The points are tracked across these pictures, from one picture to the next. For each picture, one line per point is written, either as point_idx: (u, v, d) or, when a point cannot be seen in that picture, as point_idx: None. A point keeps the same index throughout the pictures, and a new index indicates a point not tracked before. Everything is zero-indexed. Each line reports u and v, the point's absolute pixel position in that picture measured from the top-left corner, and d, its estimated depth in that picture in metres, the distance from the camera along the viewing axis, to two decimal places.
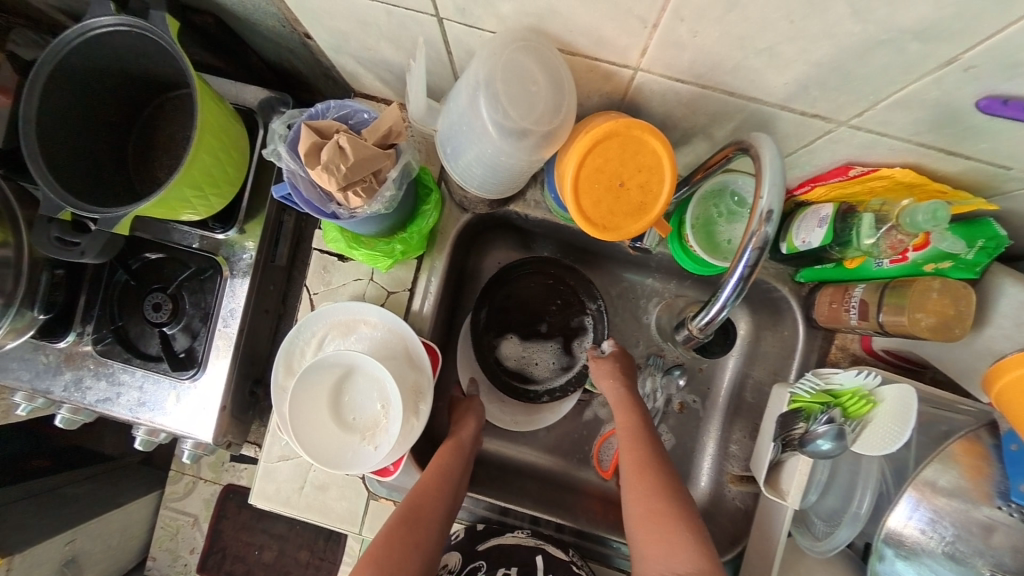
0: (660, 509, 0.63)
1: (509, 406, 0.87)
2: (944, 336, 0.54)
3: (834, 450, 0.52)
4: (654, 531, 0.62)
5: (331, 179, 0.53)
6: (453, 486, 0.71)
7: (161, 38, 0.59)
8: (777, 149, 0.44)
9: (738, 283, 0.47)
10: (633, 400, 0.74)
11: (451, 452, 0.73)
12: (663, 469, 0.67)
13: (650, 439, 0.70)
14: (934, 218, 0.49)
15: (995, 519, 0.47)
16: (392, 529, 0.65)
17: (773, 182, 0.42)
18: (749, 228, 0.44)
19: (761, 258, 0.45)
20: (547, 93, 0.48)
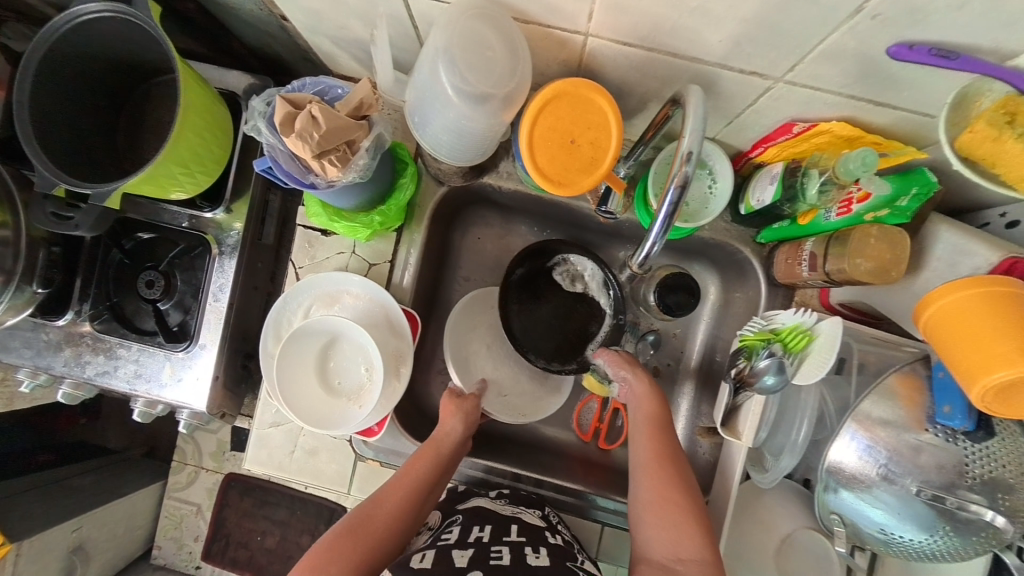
0: (673, 499, 0.62)
1: (512, 401, 0.88)
2: (883, 280, 0.58)
3: (778, 384, 0.56)
4: (665, 508, 0.62)
5: (305, 146, 0.57)
6: (418, 504, 0.68)
7: (144, 22, 0.63)
8: (703, 99, 0.47)
9: (665, 220, 0.49)
10: (654, 395, 0.73)
11: (425, 464, 0.71)
12: (678, 462, 0.66)
13: (669, 434, 0.69)
14: (864, 165, 0.53)
15: (924, 442, 0.51)
16: (338, 542, 0.61)
17: (696, 127, 0.46)
18: (672, 168, 0.46)
19: (683, 197, 0.47)
20: (503, 58, 0.51)
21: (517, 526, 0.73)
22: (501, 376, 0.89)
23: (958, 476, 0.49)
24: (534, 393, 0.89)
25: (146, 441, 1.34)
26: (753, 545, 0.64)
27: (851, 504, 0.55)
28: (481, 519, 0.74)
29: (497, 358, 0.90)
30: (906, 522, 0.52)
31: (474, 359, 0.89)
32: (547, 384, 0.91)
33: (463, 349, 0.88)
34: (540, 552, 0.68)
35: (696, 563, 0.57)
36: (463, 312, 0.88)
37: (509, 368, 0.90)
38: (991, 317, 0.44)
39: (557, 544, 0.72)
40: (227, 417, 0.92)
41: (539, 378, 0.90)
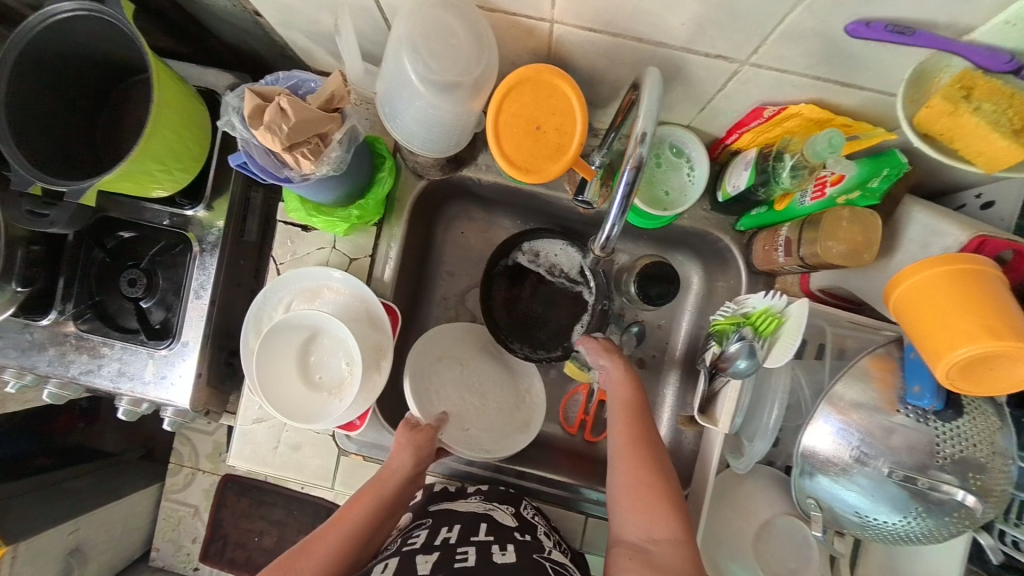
0: (647, 483, 0.62)
1: (473, 436, 0.83)
2: (856, 262, 0.58)
3: (750, 368, 0.56)
4: (640, 490, 0.62)
5: (274, 139, 0.57)
6: (352, 552, 0.67)
7: (117, 20, 0.63)
8: (660, 82, 0.47)
9: (621, 202, 0.49)
10: (630, 383, 0.73)
11: (364, 508, 0.69)
12: (652, 446, 0.66)
13: (643, 421, 0.69)
14: (831, 146, 0.53)
15: (896, 423, 0.51)
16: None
17: (648, 110, 0.46)
18: (626, 150, 0.47)
19: (639, 178, 0.48)
20: (467, 45, 0.52)
21: (485, 526, 0.71)
22: (465, 409, 0.85)
23: (929, 456, 0.50)
24: (500, 429, 0.85)
25: (143, 444, 1.34)
26: (733, 531, 0.64)
27: (827, 489, 0.54)
28: (450, 519, 0.73)
29: (462, 391, 0.86)
30: (880, 504, 0.52)
31: (435, 393, 0.83)
32: (513, 420, 0.87)
33: (425, 381, 0.83)
34: (507, 549, 0.67)
35: (669, 544, 0.58)
36: (422, 347, 0.84)
37: (474, 401, 0.86)
38: (955, 292, 0.45)
39: (525, 539, 0.71)
40: (213, 414, 0.92)
41: (505, 414, 0.86)
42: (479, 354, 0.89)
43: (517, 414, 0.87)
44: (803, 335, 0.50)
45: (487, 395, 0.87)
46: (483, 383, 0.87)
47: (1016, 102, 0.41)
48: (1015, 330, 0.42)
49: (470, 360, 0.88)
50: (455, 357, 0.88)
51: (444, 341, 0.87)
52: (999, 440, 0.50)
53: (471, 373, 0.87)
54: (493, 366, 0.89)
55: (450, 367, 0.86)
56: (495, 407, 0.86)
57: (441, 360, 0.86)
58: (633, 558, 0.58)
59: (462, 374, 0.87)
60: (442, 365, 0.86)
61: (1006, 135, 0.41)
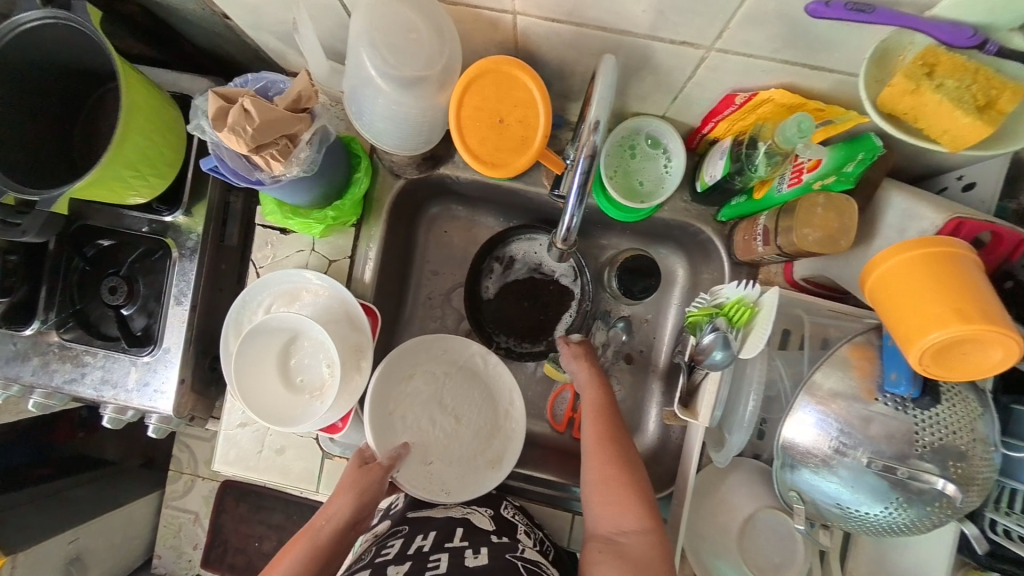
0: (616, 475, 0.63)
1: (437, 472, 0.80)
2: (832, 249, 0.56)
3: (726, 360, 0.54)
4: (608, 482, 0.63)
5: (240, 141, 0.56)
6: None
7: (86, 28, 0.62)
8: (615, 69, 0.47)
9: (579, 192, 0.49)
10: (600, 383, 0.73)
11: (296, 558, 0.65)
12: (621, 438, 0.67)
13: (612, 416, 0.70)
14: (801, 131, 0.52)
15: (875, 411, 0.50)
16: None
17: (603, 97, 0.45)
18: (582, 139, 0.47)
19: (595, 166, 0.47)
20: (428, 39, 0.51)
21: (462, 531, 0.71)
22: (431, 441, 0.82)
23: (908, 445, 0.49)
24: (467, 465, 0.81)
25: (142, 453, 1.34)
26: (716, 524, 0.63)
27: (806, 480, 0.54)
28: (426, 528, 0.72)
29: (429, 420, 0.83)
30: (861, 495, 0.51)
31: (401, 419, 0.81)
32: (484, 454, 0.82)
33: (388, 409, 0.80)
34: (480, 552, 0.65)
35: (637, 535, 0.58)
36: (389, 372, 0.81)
37: (444, 430, 0.83)
38: (928, 276, 0.44)
39: (501, 541, 0.69)
40: (199, 420, 0.92)
41: (475, 447, 0.82)
42: (455, 379, 0.85)
43: (487, 447, 0.83)
44: (773, 321, 0.49)
45: (457, 426, 0.83)
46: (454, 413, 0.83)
47: (979, 79, 0.40)
48: (984, 312, 0.41)
49: (444, 384, 0.85)
50: (430, 375, 0.85)
51: (419, 362, 0.84)
52: (979, 427, 0.49)
53: (444, 397, 0.84)
54: (468, 391, 0.85)
55: (422, 392, 0.84)
56: (463, 440, 0.83)
57: (413, 383, 0.83)
58: (604, 550, 0.58)
59: (432, 401, 0.84)
60: (415, 385, 0.84)
61: (969, 112, 0.40)
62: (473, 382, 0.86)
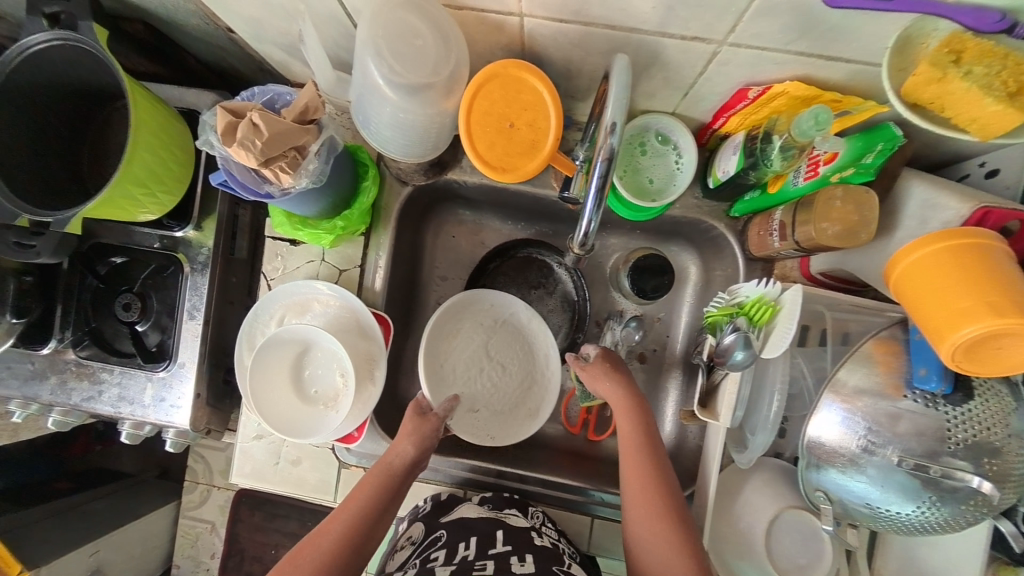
0: (660, 520, 0.62)
1: (481, 420, 0.82)
2: (851, 242, 0.55)
3: (748, 359, 0.52)
4: (655, 530, 0.62)
5: (249, 155, 0.56)
6: (355, 544, 0.62)
7: (93, 48, 0.63)
8: (628, 68, 0.45)
9: (596, 197, 0.48)
10: (632, 405, 0.70)
11: (365, 494, 0.66)
12: (663, 474, 0.65)
13: (649, 443, 0.67)
14: (817, 123, 0.51)
15: (901, 408, 0.49)
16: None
17: (617, 97, 0.44)
18: (597, 141, 0.45)
19: (612, 169, 0.46)
20: (433, 45, 0.50)
21: (502, 533, 0.73)
22: (476, 391, 0.83)
23: (940, 442, 0.47)
24: (508, 415, 0.83)
25: (158, 464, 1.35)
26: (739, 527, 0.63)
27: (832, 479, 0.53)
28: (466, 532, 0.73)
29: (476, 371, 0.85)
30: (891, 494, 0.50)
31: (449, 372, 0.83)
32: (522, 407, 0.84)
33: (436, 362, 0.82)
34: (525, 560, 0.67)
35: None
36: (437, 327, 0.83)
37: (486, 383, 0.84)
38: (959, 270, 0.42)
39: (543, 547, 0.72)
40: (215, 433, 0.92)
41: (517, 397, 0.84)
42: (497, 332, 0.86)
43: (526, 398, 0.85)
44: (798, 320, 0.48)
45: (501, 378, 0.85)
46: (498, 365, 0.84)
47: (1008, 64, 0.39)
48: (1019, 306, 0.40)
49: (489, 337, 0.86)
50: (474, 328, 0.86)
51: (463, 319, 0.86)
52: (1013, 422, 0.47)
53: (488, 350, 0.85)
54: (511, 345, 0.86)
55: (467, 347, 0.85)
56: (506, 392, 0.84)
57: (458, 339, 0.85)
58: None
59: (477, 353, 0.85)
60: (465, 337, 0.85)
61: (998, 99, 0.39)
62: (515, 337, 0.87)
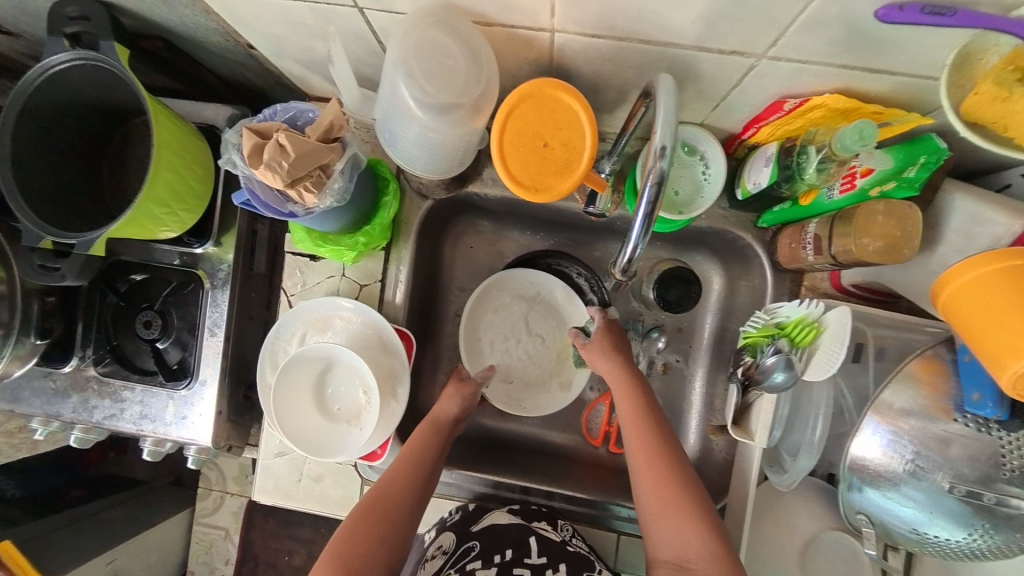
0: (671, 499, 0.60)
1: (513, 389, 0.86)
2: (893, 258, 0.54)
3: (787, 381, 0.52)
4: (663, 502, 0.60)
5: (275, 176, 0.55)
6: (422, 479, 0.68)
7: (113, 67, 0.62)
8: (674, 87, 0.44)
9: (643, 220, 0.47)
10: (630, 382, 0.70)
11: (423, 436, 0.72)
12: (671, 450, 0.64)
13: (650, 411, 0.67)
14: (862, 138, 0.49)
15: (951, 432, 0.47)
16: (354, 525, 0.62)
17: (665, 120, 0.43)
18: (646, 165, 0.44)
19: (661, 192, 0.45)
20: (464, 65, 0.49)
21: (536, 540, 0.76)
22: (512, 364, 0.87)
23: (994, 468, 0.46)
24: (539, 388, 0.87)
25: (171, 470, 1.33)
26: (776, 547, 0.61)
27: (876, 501, 0.52)
28: (501, 541, 0.75)
29: (513, 342, 0.87)
30: (939, 519, 0.48)
31: (486, 342, 0.87)
32: (553, 380, 0.87)
33: (473, 334, 0.86)
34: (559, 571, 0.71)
35: (709, 563, 0.55)
36: (477, 301, 0.86)
37: (520, 356, 0.87)
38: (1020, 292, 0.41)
39: (574, 553, 0.75)
40: (235, 448, 0.92)
41: (550, 370, 0.87)
42: (535, 307, 0.88)
43: (557, 370, 0.87)
44: (850, 344, 0.47)
45: (536, 352, 0.87)
46: (535, 338, 0.87)
47: None
48: None
49: (524, 313, 0.87)
50: (508, 306, 0.88)
51: (503, 292, 0.88)
52: None
53: (524, 323, 0.87)
54: (546, 319, 0.88)
55: (505, 320, 0.87)
56: (541, 364, 0.87)
57: (497, 312, 0.87)
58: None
59: (515, 326, 0.87)
60: (505, 309, 0.88)
61: None
62: (550, 313, 0.88)
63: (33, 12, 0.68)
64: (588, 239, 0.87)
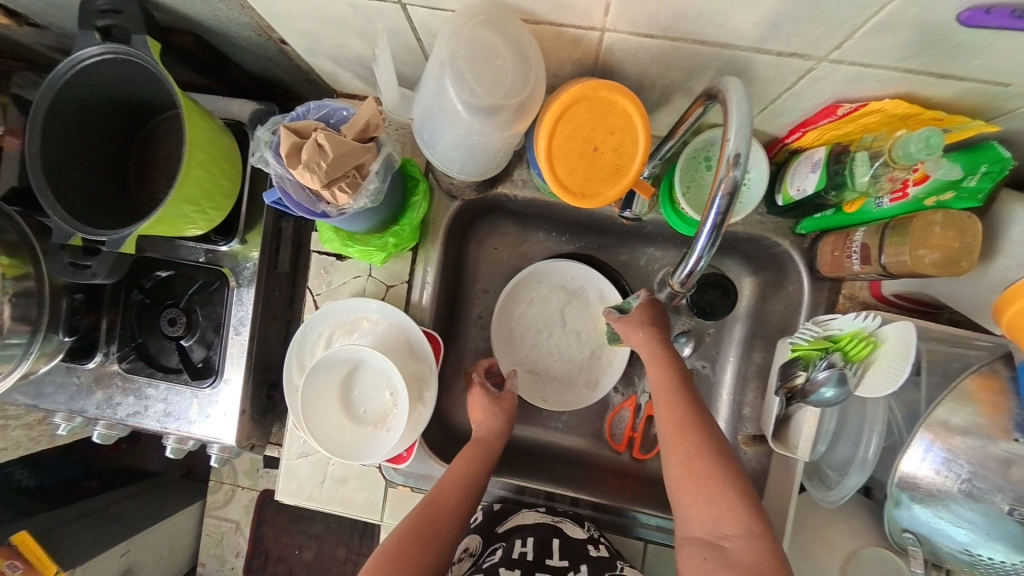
0: (705, 472, 0.56)
1: (538, 382, 0.86)
2: (950, 270, 0.52)
3: (838, 397, 0.51)
4: (695, 475, 0.56)
5: (313, 177, 0.54)
6: (469, 505, 0.68)
7: (146, 62, 0.60)
8: (744, 93, 0.43)
9: (711, 233, 0.46)
10: (669, 365, 0.65)
11: (474, 459, 0.72)
12: (704, 423, 0.60)
13: (686, 385, 0.63)
14: (928, 147, 0.47)
15: (1012, 453, 0.46)
16: (404, 543, 0.62)
17: (739, 127, 0.41)
18: (718, 174, 0.43)
19: (732, 204, 0.44)
20: (513, 65, 0.48)
21: (558, 541, 0.74)
22: (541, 357, 0.87)
23: None
24: (564, 386, 0.86)
25: (183, 463, 1.33)
26: (814, 562, 0.60)
27: (927, 521, 0.50)
28: (524, 530, 0.76)
29: (546, 335, 0.87)
30: (995, 542, 0.47)
31: (518, 332, 0.86)
32: (581, 378, 0.86)
33: (507, 322, 0.85)
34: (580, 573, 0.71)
35: (743, 537, 0.52)
36: (516, 288, 0.85)
37: (551, 350, 0.87)
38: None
39: (598, 556, 0.74)
40: (256, 447, 0.92)
41: (580, 366, 0.86)
42: (572, 302, 0.86)
43: (587, 368, 0.86)
44: (916, 360, 0.47)
45: (569, 347, 0.86)
46: (571, 332, 0.86)
47: None
48: None
49: (559, 307, 0.86)
50: (543, 300, 0.86)
51: (543, 282, 0.86)
52: None
53: (558, 318, 0.86)
54: (580, 316, 0.86)
55: (541, 312, 0.86)
56: (570, 360, 0.86)
57: (534, 303, 0.86)
58: (707, 558, 0.53)
59: (550, 319, 0.86)
60: (542, 301, 0.86)
61: None
62: (585, 309, 0.86)
63: (64, 4, 0.67)
64: (615, 243, 0.86)
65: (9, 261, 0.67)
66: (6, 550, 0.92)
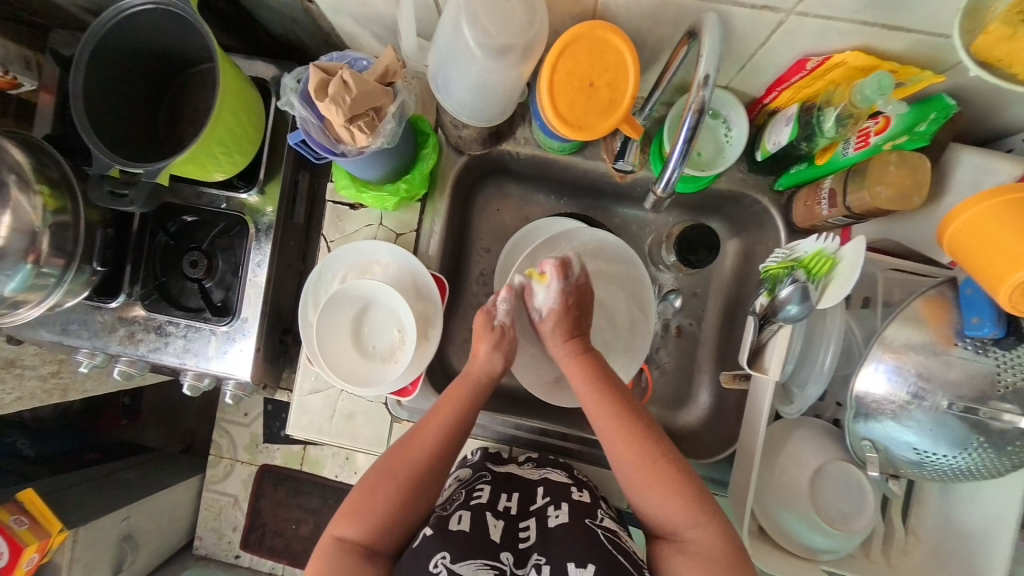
0: (653, 473, 0.64)
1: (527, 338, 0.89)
2: (904, 205, 0.60)
3: (802, 312, 0.58)
4: (649, 472, 0.64)
5: (338, 111, 0.60)
6: (448, 449, 0.72)
7: (183, 11, 0.66)
8: (718, 26, 0.49)
9: (683, 149, 0.53)
10: (585, 361, 0.75)
11: (455, 407, 0.74)
12: (646, 430, 0.67)
13: (610, 386, 0.72)
14: (881, 88, 0.54)
15: (956, 356, 0.52)
16: (378, 483, 0.68)
17: (711, 53, 0.48)
18: (689, 95, 0.49)
19: (701, 121, 0.51)
20: (519, 11, 0.55)
21: (543, 490, 0.76)
22: None
23: (990, 386, 0.51)
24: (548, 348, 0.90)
25: (183, 440, 1.39)
26: (785, 481, 0.66)
27: (884, 431, 0.56)
28: (510, 487, 0.77)
29: None
30: (940, 441, 0.53)
31: None
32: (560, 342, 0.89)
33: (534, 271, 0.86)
34: (561, 510, 0.71)
35: (695, 529, 0.61)
36: (570, 245, 0.85)
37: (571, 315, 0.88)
38: (1007, 233, 0.48)
39: (582, 500, 0.73)
40: (268, 390, 0.97)
41: None
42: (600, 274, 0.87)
43: None
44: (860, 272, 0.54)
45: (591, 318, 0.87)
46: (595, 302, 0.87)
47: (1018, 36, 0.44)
48: None
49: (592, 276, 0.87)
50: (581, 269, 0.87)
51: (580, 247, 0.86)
52: None
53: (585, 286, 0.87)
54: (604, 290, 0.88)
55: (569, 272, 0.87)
56: None
57: None
58: (674, 548, 0.62)
59: None
60: None
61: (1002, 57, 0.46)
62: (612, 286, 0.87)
63: None
64: (609, 205, 0.92)
65: (49, 193, 0.72)
66: (14, 507, 0.95)
